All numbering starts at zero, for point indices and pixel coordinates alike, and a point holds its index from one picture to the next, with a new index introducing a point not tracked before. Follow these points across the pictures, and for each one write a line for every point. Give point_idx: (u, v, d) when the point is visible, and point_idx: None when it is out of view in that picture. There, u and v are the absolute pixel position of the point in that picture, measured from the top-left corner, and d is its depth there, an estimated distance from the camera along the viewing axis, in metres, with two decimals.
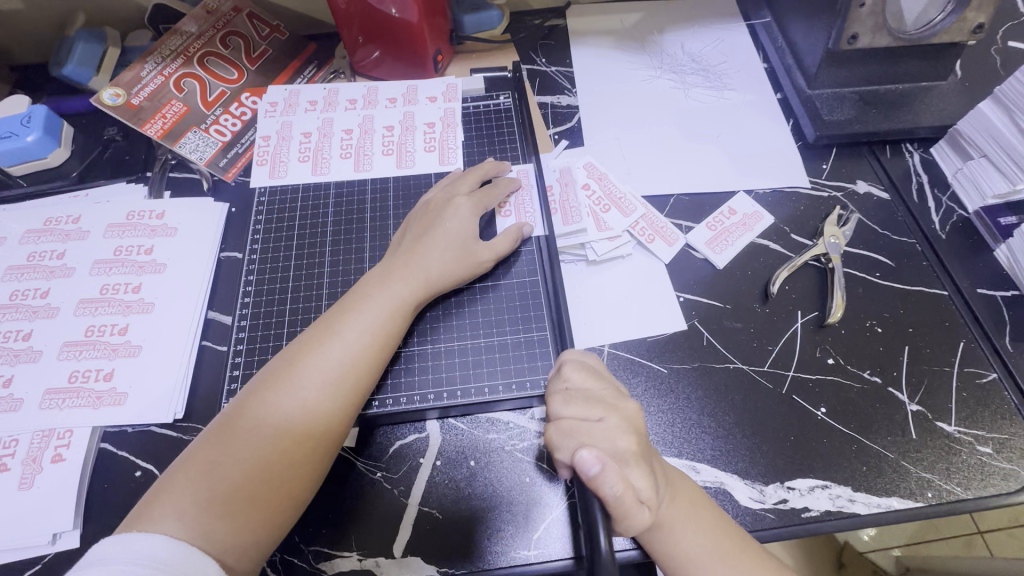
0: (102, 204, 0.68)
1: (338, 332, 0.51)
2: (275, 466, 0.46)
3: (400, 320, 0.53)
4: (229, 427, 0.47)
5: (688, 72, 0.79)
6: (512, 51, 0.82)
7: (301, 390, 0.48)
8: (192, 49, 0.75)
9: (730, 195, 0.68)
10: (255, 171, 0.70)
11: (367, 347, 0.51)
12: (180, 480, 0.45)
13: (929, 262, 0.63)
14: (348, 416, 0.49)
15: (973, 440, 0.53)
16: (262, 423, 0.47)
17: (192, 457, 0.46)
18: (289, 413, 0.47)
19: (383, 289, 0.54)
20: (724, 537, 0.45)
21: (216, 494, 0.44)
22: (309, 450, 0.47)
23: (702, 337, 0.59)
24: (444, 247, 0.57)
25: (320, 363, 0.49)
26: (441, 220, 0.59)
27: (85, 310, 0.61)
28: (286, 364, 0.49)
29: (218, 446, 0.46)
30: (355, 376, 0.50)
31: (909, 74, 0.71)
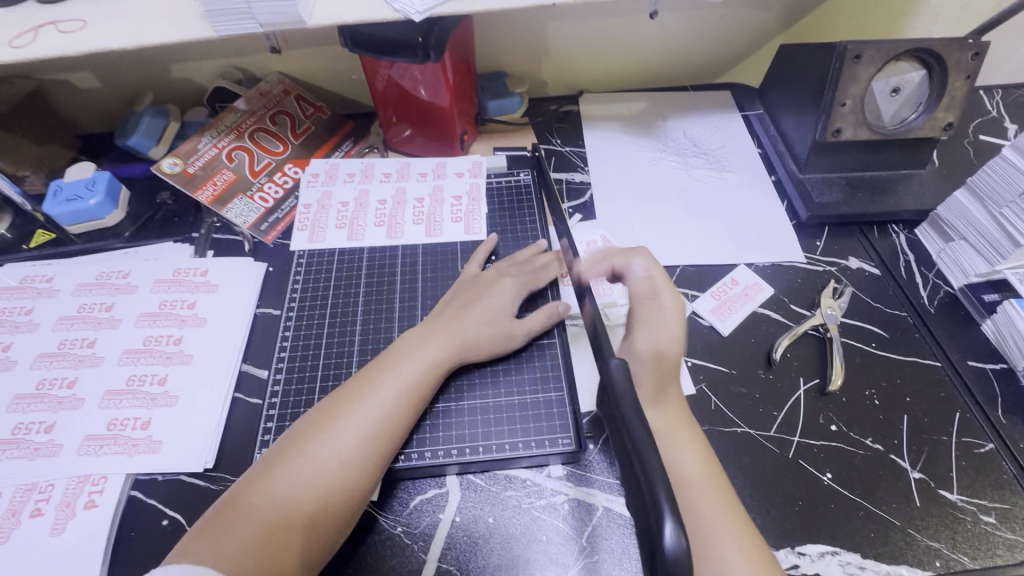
0: (152, 262, 0.74)
1: (372, 388, 0.55)
2: (302, 514, 0.47)
3: (429, 382, 0.57)
4: (260, 475, 0.49)
5: (690, 155, 0.87)
6: (531, 133, 0.90)
7: (336, 442, 0.51)
8: (244, 125, 0.84)
9: (732, 268, 0.73)
10: (295, 236, 0.76)
11: (401, 406, 0.54)
12: (210, 528, 0.46)
13: (921, 334, 0.67)
14: (375, 469, 0.52)
15: (977, 510, 0.55)
16: (294, 472, 0.49)
17: (224, 505, 0.48)
18: (322, 461, 0.49)
19: (418, 350, 0.58)
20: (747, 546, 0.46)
21: (243, 540, 0.45)
22: (335, 499, 0.49)
23: (710, 402, 0.62)
24: (483, 317, 0.62)
25: (354, 417, 0.52)
26: (486, 296, 0.64)
27: (128, 360, 0.65)
28: (320, 417, 0.53)
29: (249, 494, 0.48)
30: (388, 432, 0.53)
31: (891, 162, 0.78)
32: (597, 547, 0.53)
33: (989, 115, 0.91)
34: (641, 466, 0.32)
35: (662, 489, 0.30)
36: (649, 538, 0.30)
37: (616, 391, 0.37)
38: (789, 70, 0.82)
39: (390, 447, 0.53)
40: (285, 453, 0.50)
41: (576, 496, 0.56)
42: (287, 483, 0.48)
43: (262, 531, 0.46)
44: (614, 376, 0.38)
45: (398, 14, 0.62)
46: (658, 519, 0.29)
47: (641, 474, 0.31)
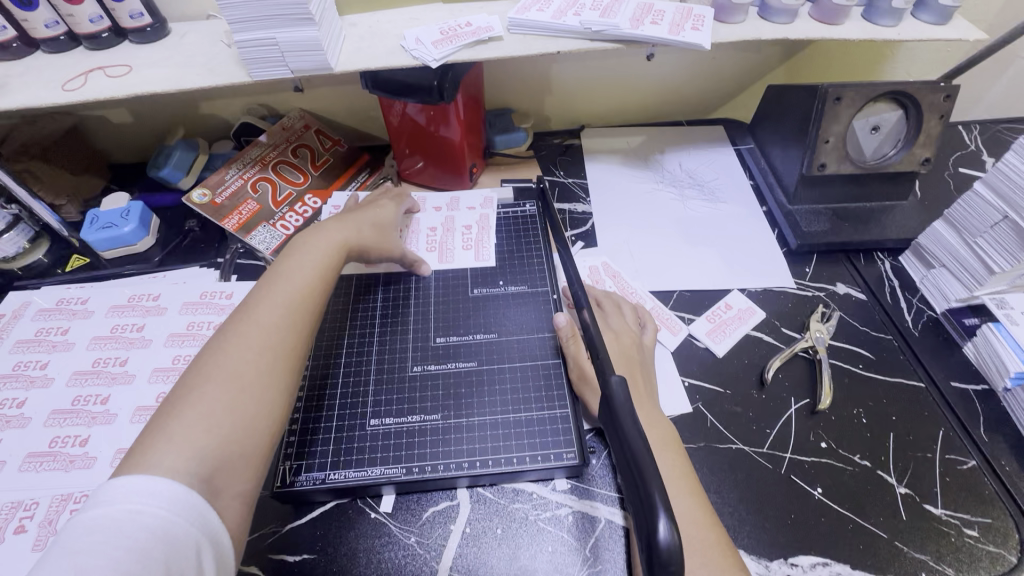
0: (180, 285, 0.79)
1: (280, 277, 0.59)
2: (251, 378, 0.49)
3: (333, 260, 0.64)
4: (199, 368, 0.49)
5: (685, 186, 0.92)
6: (535, 165, 0.96)
7: (256, 318, 0.54)
8: (268, 157, 0.90)
9: (726, 292, 0.78)
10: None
11: (317, 276, 0.61)
12: (158, 428, 0.44)
13: (906, 356, 0.71)
14: (303, 333, 0.56)
15: (961, 524, 0.58)
16: (234, 352, 0.50)
17: (167, 403, 0.46)
18: (256, 337, 0.52)
19: (314, 246, 0.64)
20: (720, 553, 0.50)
21: (205, 420, 0.45)
22: (279, 365, 0.52)
23: (706, 420, 0.66)
24: (373, 226, 0.73)
25: (273, 296, 0.56)
26: (369, 212, 0.75)
27: (158, 377, 0.69)
28: (241, 308, 0.55)
29: (195, 383, 0.48)
30: (305, 300, 0.58)
31: (875, 195, 0.84)
32: (599, 558, 0.56)
33: (968, 149, 0.96)
34: (638, 472, 0.35)
35: (658, 491, 0.34)
36: (646, 535, 0.33)
37: (616, 402, 0.41)
38: (776, 108, 0.88)
39: (309, 308, 0.58)
40: (218, 346, 0.51)
41: (580, 509, 0.59)
42: (231, 363, 0.49)
43: (223, 407, 0.46)
44: (614, 390, 0.42)
45: (416, 61, 0.69)
46: (654, 518, 0.33)
47: (639, 478, 0.35)
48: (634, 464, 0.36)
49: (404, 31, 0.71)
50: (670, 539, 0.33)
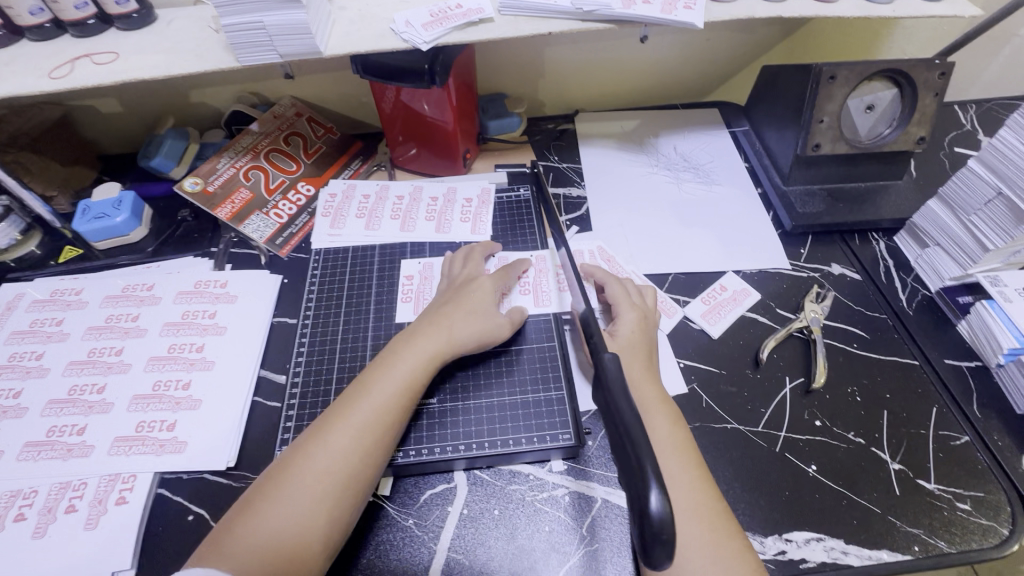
0: (174, 275, 0.78)
1: (365, 391, 0.58)
2: (309, 503, 0.51)
3: (422, 375, 0.60)
4: (275, 475, 0.53)
5: (681, 169, 0.92)
6: (529, 150, 0.95)
7: (332, 439, 0.54)
8: (260, 146, 0.89)
9: (721, 274, 0.78)
10: (400, 308, 0.74)
11: (400, 397, 0.58)
12: (234, 526, 0.50)
13: (900, 335, 0.71)
14: (372, 467, 0.55)
15: (953, 498, 0.58)
16: (304, 468, 0.53)
17: (245, 504, 0.52)
18: (324, 460, 0.53)
19: (406, 354, 0.61)
20: (713, 527, 0.50)
21: (265, 532, 0.49)
22: (340, 493, 0.52)
23: (701, 400, 0.66)
24: (472, 315, 0.65)
25: (354, 415, 0.56)
26: (467, 295, 0.68)
27: (153, 366, 0.69)
28: (333, 409, 0.57)
29: (269, 493, 0.52)
30: (382, 431, 0.56)
31: (870, 174, 0.83)
32: (596, 536, 0.57)
33: (964, 128, 0.96)
34: (632, 445, 0.36)
35: (650, 463, 0.35)
36: (637, 506, 0.34)
37: (609, 379, 0.41)
38: (771, 89, 0.87)
39: (384, 440, 0.56)
40: (295, 455, 0.54)
41: (576, 489, 0.60)
42: (298, 481, 0.52)
43: (280, 525, 0.50)
44: (608, 367, 0.42)
45: (406, 44, 0.68)
46: (647, 488, 0.34)
47: (631, 454, 0.35)
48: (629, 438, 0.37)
49: (394, 15, 0.70)
50: (662, 509, 0.33)
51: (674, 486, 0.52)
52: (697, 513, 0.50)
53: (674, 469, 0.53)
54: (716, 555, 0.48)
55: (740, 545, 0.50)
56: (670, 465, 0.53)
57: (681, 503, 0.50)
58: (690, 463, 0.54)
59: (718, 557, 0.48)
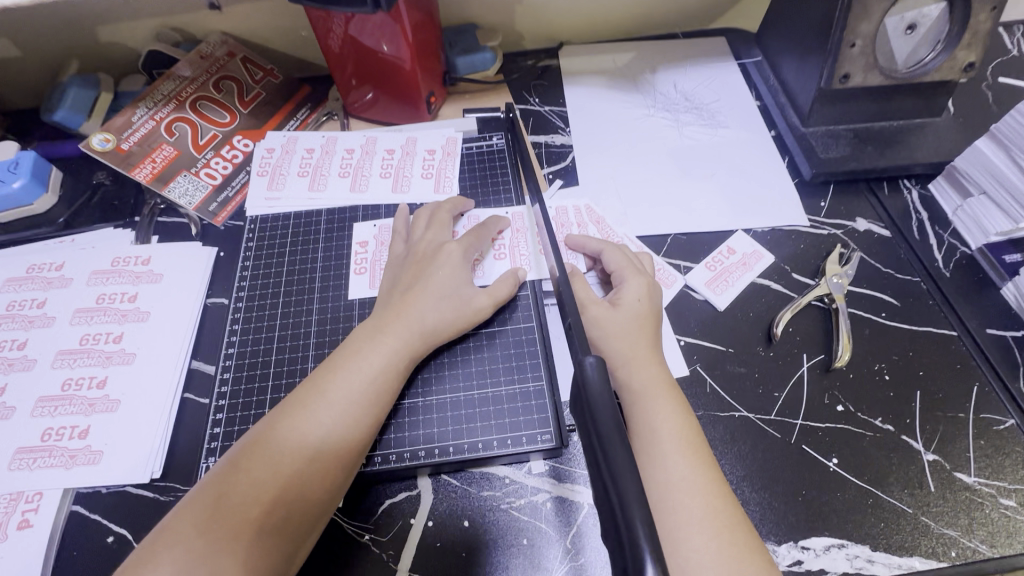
0: (88, 250, 0.67)
1: (325, 392, 0.48)
2: (256, 525, 0.41)
3: (394, 374, 0.51)
4: (212, 491, 0.43)
5: (682, 111, 0.79)
6: (505, 92, 0.81)
7: (286, 448, 0.45)
8: (184, 93, 0.75)
9: (729, 234, 0.67)
10: (354, 281, 0.63)
11: (369, 402, 0.49)
12: (152, 557, 0.40)
13: (936, 301, 0.61)
14: (335, 483, 0.46)
15: (996, 493, 0.50)
16: (249, 483, 0.43)
17: (169, 527, 0.41)
18: (278, 473, 0.44)
19: (374, 347, 0.51)
20: (729, 548, 0.41)
21: (194, 562, 0.39)
22: (295, 514, 0.43)
23: (705, 384, 0.57)
24: (439, 297, 0.55)
25: (312, 422, 0.46)
26: (432, 269, 0.57)
27: (63, 362, 0.59)
28: (291, 408, 0.48)
29: (202, 513, 0.41)
30: (349, 443, 0.47)
31: (903, 111, 0.71)
32: (582, 549, 0.49)
33: (1011, 55, 0.82)
34: (619, 493, 0.27)
35: (644, 523, 0.26)
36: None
37: (591, 394, 0.32)
38: (792, 9, 0.73)
39: (351, 453, 0.47)
40: (237, 466, 0.44)
41: (559, 495, 0.51)
42: (242, 499, 0.42)
43: (216, 553, 0.40)
44: (589, 378, 0.32)
45: None
46: (639, 558, 0.25)
47: (616, 506, 0.27)
48: (615, 482, 0.27)
49: None
50: None
51: (675, 494, 0.43)
52: (709, 522, 0.42)
53: (679, 472, 0.44)
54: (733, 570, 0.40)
55: (763, 561, 0.41)
56: (673, 467, 0.44)
57: (684, 519, 0.42)
58: (698, 465, 0.45)
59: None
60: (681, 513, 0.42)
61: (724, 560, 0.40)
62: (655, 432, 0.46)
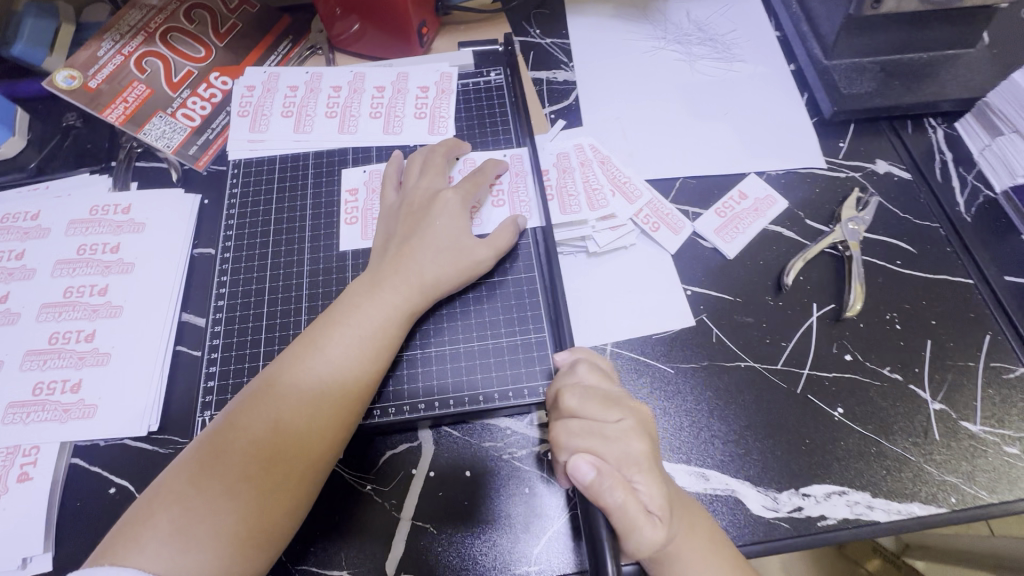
0: (64, 198, 0.63)
1: (323, 347, 0.46)
2: (257, 480, 0.41)
3: (389, 328, 0.49)
4: (209, 447, 0.42)
5: (695, 43, 0.72)
6: (503, 22, 0.74)
7: (283, 403, 0.44)
8: (153, 24, 0.69)
9: (741, 177, 0.63)
10: (345, 231, 0.60)
11: (368, 359, 0.47)
12: (158, 507, 0.40)
13: (953, 248, 0.59)
14: (336, 440, 0.45)
15: (1000, 441, 0.50)
16: (247, 438, 0.43)
17: (174, 478, 0.42)
18: (274, 429, 0.43)
19: (371, 301, 0.49)
20: None
21: (200, 512, 0.40)
22: (296, 469, 0.43)
23: (710, 334, 0.55)
24: (436, 248, 0.52)
25: (308, 377, 0.45)
26: (428, 219, 0.54)
27: (48, 315, 0.57)
28: (287, 363, 0.46)
29: (204, 466, 0.41)
30: (347, 400, 0.45)
31: (935, 41, 0.65)
32: None
33: None
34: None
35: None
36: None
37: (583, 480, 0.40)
38: None
39: (350, 406, 0.45)
40: (235, 423, 0.43)
41: None
42: (242, 455, 0.42)
43: (219, 504, 0.40)
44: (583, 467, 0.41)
45: None
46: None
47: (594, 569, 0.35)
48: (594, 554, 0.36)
49: None
50: None
51: None
52: None
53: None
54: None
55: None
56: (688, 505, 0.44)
57: None
58: None
59: None
60: None
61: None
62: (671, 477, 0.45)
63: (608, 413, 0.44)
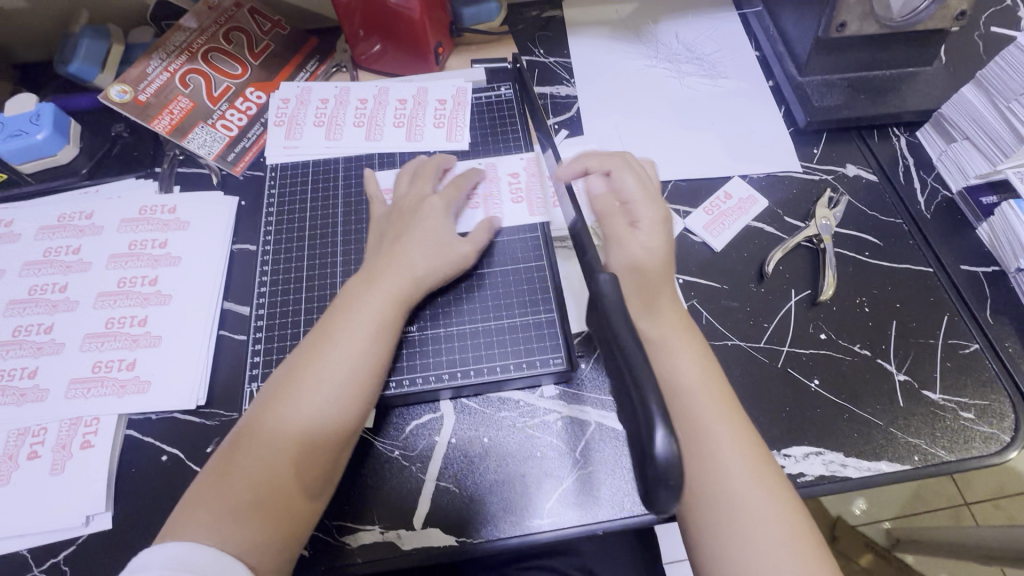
0: (115, 200, 0.69)
1: (343, 330, 0.53)
2: (287, 467, 0.47)
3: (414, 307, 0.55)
4: (248, 430, 0.49)
5: (684, 61, 0.80)
6: (510, 43, 0.82)
7: (309, 386, 0.50)
8: (196, 44, 0.76)
9: (726, 180, 0.71)
10: None
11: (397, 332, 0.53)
12: (211, 484, 0.46)
13: (915, 240, 0.66)
14: (349, 431, 0.50)
15: (957, 407, 0.56)
16: (265, 449, 0.48)
17: (221, 459, 0.48)
18: (303, 409, 0.49)
19: (389, 284, 0.55)
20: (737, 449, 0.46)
21: (238, 507, 0.45)
22: (326, 442, 0.49)
23: (701, 316, 0.62)
24: (456, 238, 0.59)
25: (316, 379, 0.50)
26: (415, 221, 0.60)
27: (103, 303, 0.63)
28: (310, 350, 0.52)
29: (227, 479, 0.47)
30: (348, 404, 0.50)
31: (897, 60, 0.73)
32: (589, 459, 0.55)
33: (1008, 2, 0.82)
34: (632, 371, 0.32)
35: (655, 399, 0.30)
36: (634, 419, 0.31)
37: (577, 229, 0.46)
38: None
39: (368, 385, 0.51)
40: (270, 407, 0.50)
41: (568, 414, 0.57)
42: (277, 435, 0.48)
43: (252, 506, 0.45)
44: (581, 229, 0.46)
45: None
46: (647, 405, 0.30)
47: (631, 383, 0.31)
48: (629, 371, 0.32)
49: None
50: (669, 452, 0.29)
51: None
52: None
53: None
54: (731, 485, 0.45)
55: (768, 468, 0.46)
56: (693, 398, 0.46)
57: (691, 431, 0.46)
58: None
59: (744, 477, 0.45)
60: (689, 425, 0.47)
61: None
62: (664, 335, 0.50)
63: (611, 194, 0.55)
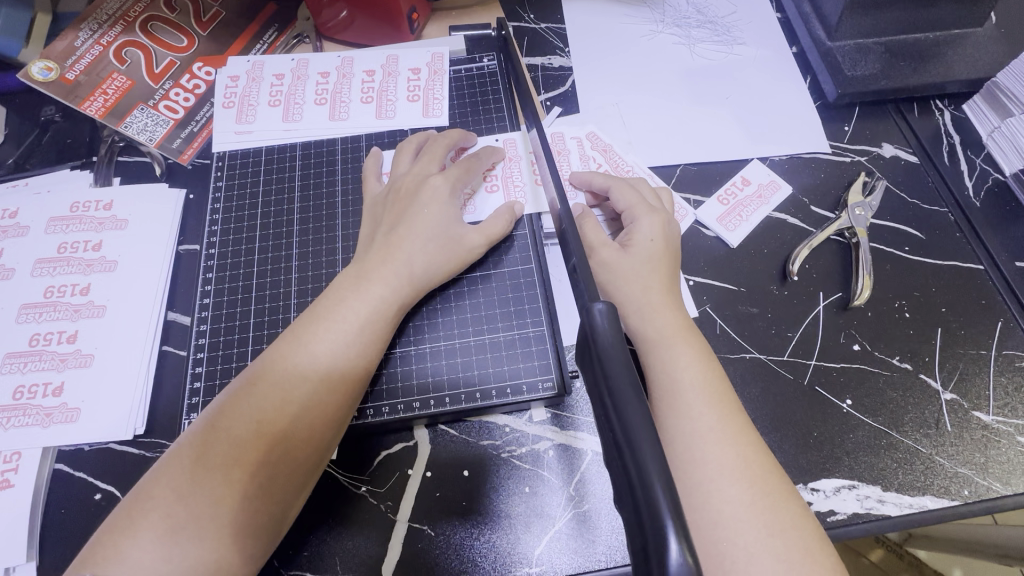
0: (42, 194, 0.60)
1: (324, 325, 0.45)
2: (263, 454, 0.40)
3: (382, 324, 0.47)
4: (225, 409, 0.42)
5: (694, 26, 0.70)
6: (495, 7, 0.72)
7: (300, 364, 0.44)
8: (133, 13, 0.66)
9: (743, 164, 0.61)
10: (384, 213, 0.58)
11: (354, 356, 0.45)
12: (173, 469, 0.40)
13: (963, 232, 0.57)
14: (339, 418, 0.44)
15: (1013, 431, 0.49)
16: (244, 429, 0.41)
17: (190, 441, 0.41)
18: (290, 389, 0.43)
19: (358, 295, 0.47)
20: (761, 494, 0.38)
21: (200, 495, 0.38)
22: (311, 430, 0.42)
23: (714, 326, 0.53)
24: (427, 237, 0.51)
25: (309, 357, 0.44)
26: (414, 208, 0.52)
27: (28, 316, 0.55)
28: (305, 326, 0.46)
29: (198, 450, 0.40)
30: (343, 387, 0.44)
31: (942, 20, 0.63)
32: (586, 496, 0.47)
33: None
34: (632, 441, 0.23)
35: (665, 492, 0.22)
36: (634, 510, 0.23)
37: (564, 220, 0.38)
38: None
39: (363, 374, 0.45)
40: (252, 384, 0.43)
41: (562, 442, 0.49)
42: (256, 416, 0.41)
43: (219, 484, 0.39)
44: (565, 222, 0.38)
45: None
46: (650, 495, 0.22)
47: (632, 468, 0.23)
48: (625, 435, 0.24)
49: None
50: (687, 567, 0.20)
51: (697, 445, 0.40)
52: (742, 474, 0.39)
53: (705, 423, 0.40)
54: (769, 521, 0.37)
55: (798, 507, 0.39)
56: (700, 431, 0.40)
57: (707, 474, 0.38)
58: (726, 416, 0.41)
59: (774, 528, 0.37)
60: (707, 467, 0.39)
61: (758, 511, 0.37)
62: (671, 358, 0.44)
63: (631, 207, 0.53)
